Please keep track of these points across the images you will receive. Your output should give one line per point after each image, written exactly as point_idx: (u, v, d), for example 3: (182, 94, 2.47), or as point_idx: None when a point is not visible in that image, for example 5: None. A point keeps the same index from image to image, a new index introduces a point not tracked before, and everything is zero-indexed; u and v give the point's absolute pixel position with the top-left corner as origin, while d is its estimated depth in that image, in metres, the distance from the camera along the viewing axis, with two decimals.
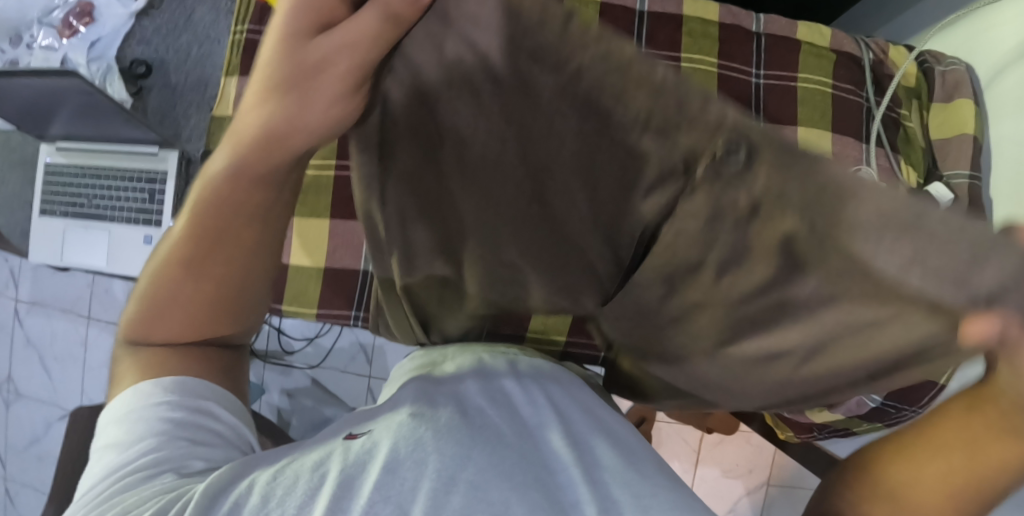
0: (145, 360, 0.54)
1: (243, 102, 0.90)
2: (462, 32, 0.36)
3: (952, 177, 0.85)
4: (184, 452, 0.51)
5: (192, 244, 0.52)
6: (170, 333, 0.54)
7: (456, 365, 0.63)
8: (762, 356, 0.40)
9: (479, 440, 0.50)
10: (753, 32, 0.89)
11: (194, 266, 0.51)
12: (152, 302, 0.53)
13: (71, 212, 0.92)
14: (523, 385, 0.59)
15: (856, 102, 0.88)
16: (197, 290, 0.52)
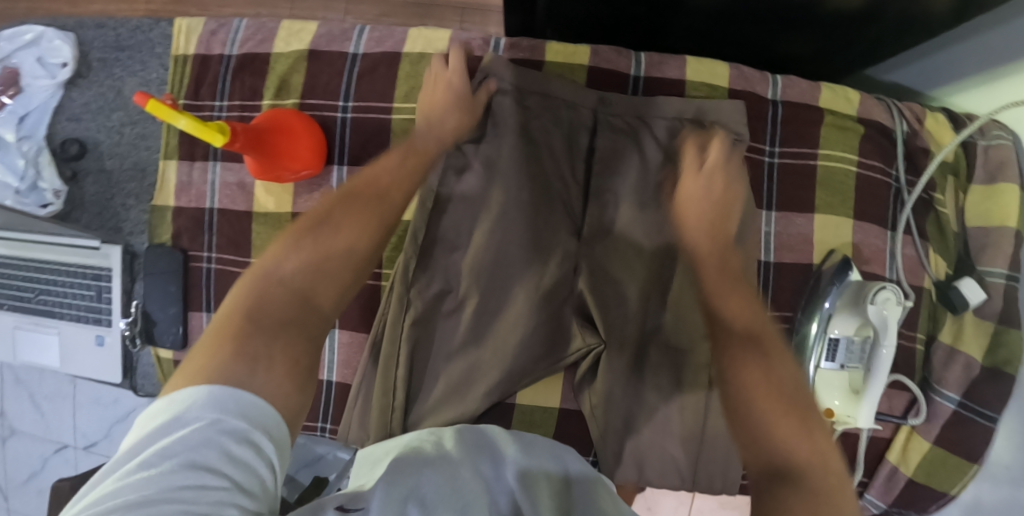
0: (223, 326, 0.50)
1: (184, 191, 0.80)
2: (519, 93, 0.75)
3: (986, 274, 0.75)
4: (220, 494, 0.38)
5: (337, 233, 0.59)
6: (298, 273, 0.55)
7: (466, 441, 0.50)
8: (638, 258, 0.76)
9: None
10: (769, 99, 0.76)
11: (251, 329, 0.49)
12: (305, 234, 0.57)
13: (19, 307, 0.86)
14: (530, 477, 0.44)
15: (884, 182, 0.76)
16: (325, 255, 0.57)
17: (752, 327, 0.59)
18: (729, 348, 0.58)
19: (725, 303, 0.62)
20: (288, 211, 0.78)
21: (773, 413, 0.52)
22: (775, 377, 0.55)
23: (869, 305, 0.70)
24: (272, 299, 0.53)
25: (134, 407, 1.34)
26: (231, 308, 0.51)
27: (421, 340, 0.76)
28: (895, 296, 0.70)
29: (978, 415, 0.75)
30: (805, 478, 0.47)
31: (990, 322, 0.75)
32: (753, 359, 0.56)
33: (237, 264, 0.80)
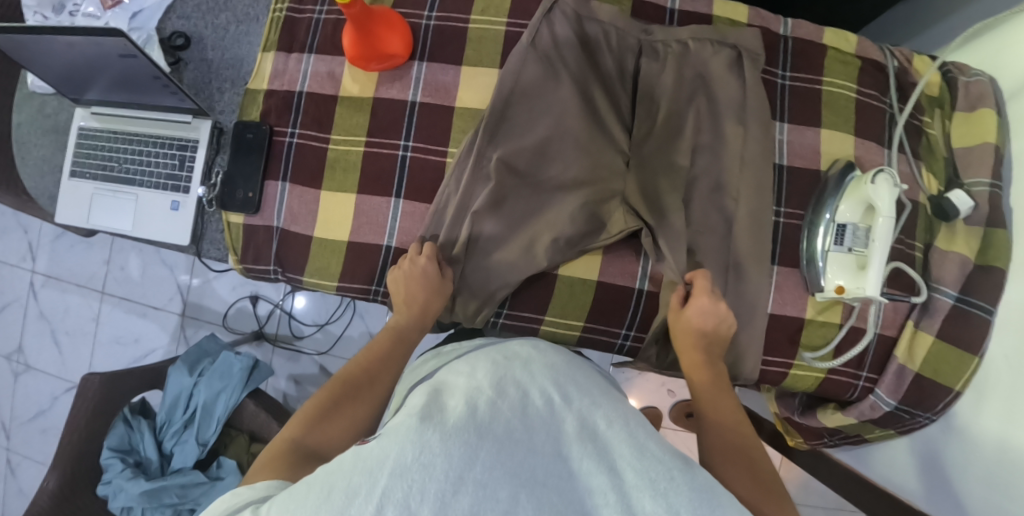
0: (266, 462, 0.59)
1: (278, 77, 0.92)
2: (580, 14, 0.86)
3: (972, 185, 0.86)
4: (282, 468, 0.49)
5: (362, 390, 0.70)
6: (324, 435, 0.64)
7: (481, 358, 0.66)
8: (671, 159, 0.85)
9: (485, 427, 0.51)
10: (781, 34, 0.90)
11: (324, 418, 0.65)
12: (331, 401, 0.67)
13: (101, 176, 0.93)
14: (533, 374, 0.61)
15: (880, 108, 0.89)
16: (350, 405, 0.68)
17: (706, 312, 0.77)
18: (687, 335, 0.78)
19: (678, 324, 0.79)
20: (369, 97, 0.90)
21: (721, 402, 0.73)
22: (711, 345, 0.78)
23: (869, 186, 0.80)
24: (331, 409, 0.67)
25: (155, 347, 1.36)
26: (319, 400, 0.67)
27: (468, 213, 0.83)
28: (891, 178, 0.79)
29: (974, 308, 0.83)
30: (736, 452, 0.67)
31: (980, 227, 0.85)
32: (694, 338, 0.77)
33: (317, 140, 0.90)
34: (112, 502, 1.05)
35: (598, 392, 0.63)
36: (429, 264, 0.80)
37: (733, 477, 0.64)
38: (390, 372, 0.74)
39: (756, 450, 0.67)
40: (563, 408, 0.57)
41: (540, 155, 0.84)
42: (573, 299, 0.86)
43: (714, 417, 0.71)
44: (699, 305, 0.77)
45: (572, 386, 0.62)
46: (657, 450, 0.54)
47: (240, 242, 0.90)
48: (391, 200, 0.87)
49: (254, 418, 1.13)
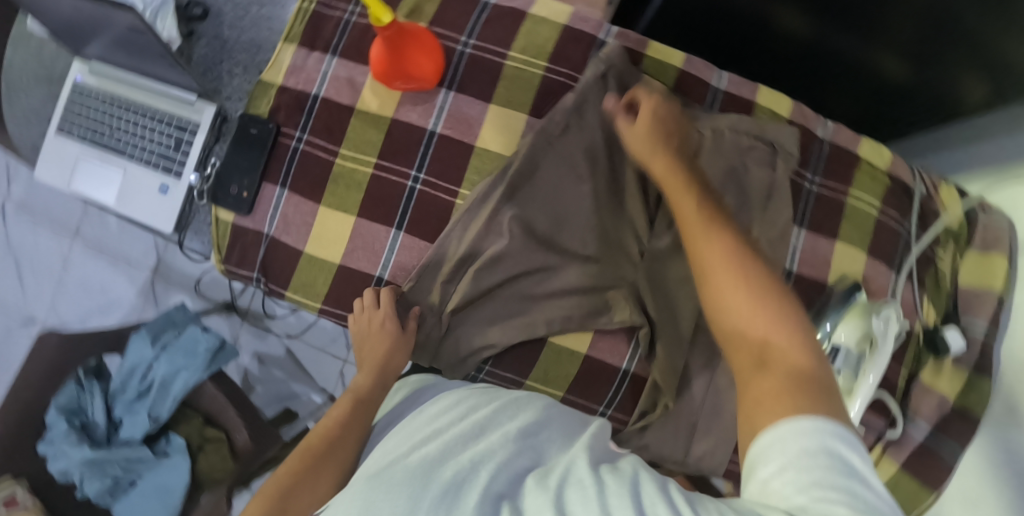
0: None
1: (295, 73, 0.86)
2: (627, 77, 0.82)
3: (968, 325, 0.87)
4: None
5: (326, 454, 0.65)
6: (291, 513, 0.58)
7: (444, 409, 0.67)
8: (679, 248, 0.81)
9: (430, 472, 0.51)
10: (818, 136, 0.88)
11: (286, 499, 0.60)
12: (294, 476, 0.62)
13: (89, 140, 0.88)
14: (491, 420, 0.63)
15: (898, 231, 0.88)
16: (314, 472, 0.63)
17: (699, 213, 0.63)
18: (686, 204, 0.65)
19: (679, 218, 0.65)
20: (387, 116, 0.85)
21: (741, 311, 0.56)
22: (669, 139, 0.73)
23: (873, 318, 0.80)
24: (295, 484, 0.62)
25: (121, 298, 1.32)
26: (279, 479, 0.62)
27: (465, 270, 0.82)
28: (895, 315, 0.80)
29: (943, 447, 0.85)
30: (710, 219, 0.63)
31: (966, 370, 0.86)
32: (648, 130, 0.73)
33: (323, 149, 0.85)
34: (52, 464, 1.03)
35: (563, 434, 0.63)
36: (388, 319, 0.78)
37: (763, 417, 0.48)
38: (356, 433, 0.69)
39: (776, 391, 0.49)
40: (524, 453, 0.57)
41: (553, 225, 0.82)
42: (558, 370, 0.84)
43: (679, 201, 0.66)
44: (646, 110, 0.74)
45: (530, 426, 0.62)
46: (633, 475, 0.48)
47: (226, 240, 0.86)
48: (391, 230, 0.84)
49: (212, 401, 1.11)
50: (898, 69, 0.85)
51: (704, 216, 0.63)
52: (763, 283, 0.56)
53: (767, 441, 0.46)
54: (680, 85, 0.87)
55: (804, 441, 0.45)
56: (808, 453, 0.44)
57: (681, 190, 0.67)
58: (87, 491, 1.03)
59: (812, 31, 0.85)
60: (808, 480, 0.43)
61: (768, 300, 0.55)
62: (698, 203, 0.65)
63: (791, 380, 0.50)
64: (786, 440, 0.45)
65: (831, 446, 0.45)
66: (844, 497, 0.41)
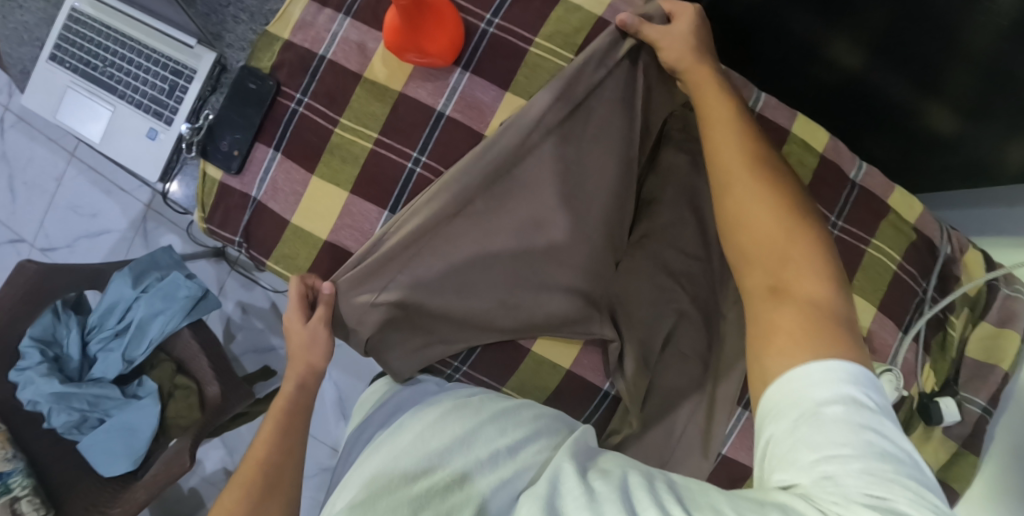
0: None
1: (303, 29, 0.80)
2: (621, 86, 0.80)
3: (966, 400, 0.83)
4: None
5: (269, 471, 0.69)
6: None
7: (436, 412, 0.69)
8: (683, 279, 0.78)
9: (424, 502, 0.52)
10: (850, 179, 0.82)
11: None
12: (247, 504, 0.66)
13: (81, 71, 0.83)
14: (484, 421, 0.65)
15: (913, 289, 0.84)
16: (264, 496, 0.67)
17: (744, 150, 0.62)
18: (721, 128, 0.64)
19: (715, 154, 0.64)
20: (395, 89, 0.80)
21: (789, 253, 0.56)
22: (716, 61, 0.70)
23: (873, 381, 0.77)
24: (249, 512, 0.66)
25: (112, 227, 1.28)
26: (231, 510, 0.66)
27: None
28: (894, 380, 0.76)
29: None
30: (747, 154, 0.62)
31: (955, 443, 0.83)
32: (711, 80, 0.68)
33: (323, 116, 0.80)
34: (20, 393, 1.02)
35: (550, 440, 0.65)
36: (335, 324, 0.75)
37: (779, 361, 0.51)
38: (292, 447, 0.72)
39: (797, 325, 0.51)
40: (511, 471, 0.58)
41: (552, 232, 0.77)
42: (535, 381, 0.81)
43: (709, 128, 0.65)
44: (682, 29, 0.70)
45: (518, 440, 0.63)
46: (623, 481, 0.49)
47: (211, 199, 0.81)
48: (383, 212, 0.79)
49: (186, 348, 1.09)
50: (944, 124, 0.82)
51: (745, 160, 0.62)
52: (780, 191, 0.59)
53: (782, 392, 0.49)
54: None
55: (822, 392, 0.47)
56: (825, 401, 0.47)
57: (711, 115, 0.66)
58: (55, 422, 1.03)
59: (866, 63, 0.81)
60: (827, 440, 0.45)
61: (813, 237, 0.57)
62: (737, 129, 0.64)
63: (811, 313, 0.52)
64: (803, 392, 0.48)
65: (847, 396, 0.47)
66: (855, 447, 0.45)
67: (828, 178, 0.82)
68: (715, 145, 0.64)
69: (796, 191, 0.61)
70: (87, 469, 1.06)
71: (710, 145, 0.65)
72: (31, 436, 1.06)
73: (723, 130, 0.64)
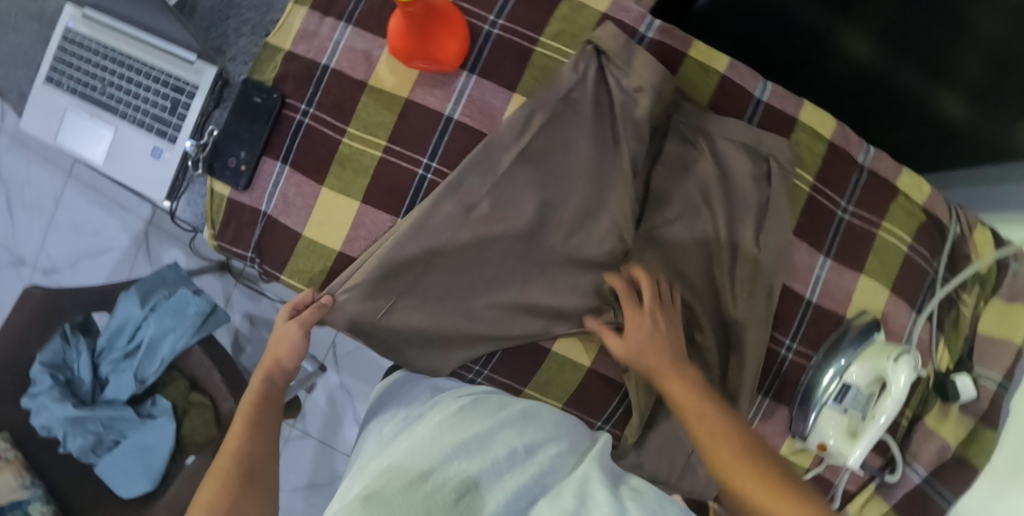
0: None
1: (306, 39, 0.79)
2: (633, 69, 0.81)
3: (981, 376, 0.84)
4: None
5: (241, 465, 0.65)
6: None
7: (454, 407, 0.70)
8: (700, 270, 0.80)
9: (434, 501, 0.52)
10: (859, 163, 0.83)
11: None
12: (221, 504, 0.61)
13: (79, 92, 0.81)
14: (502, 422, 0.66)
15: (925, 271, 0.84)
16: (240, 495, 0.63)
17: (728, 455, 0.63)
18: (688, 393, 0.68)
19: (696, 433, 0.66)
20: (402, 97, 0.79)
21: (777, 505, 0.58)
22: (679, 360, 0.71)
23: (889, 363, 0.77)
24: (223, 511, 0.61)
25: (114, 245, 1.27)
26: (206, 508, 0.61)
27: (464, 271, 0.77)
28: (913, 361, 0.76)
29: (937, 494, 0.84)
30: (729, 432, 0.64)
31: (972, 419, 0.84)
32: (662, 362, 0.70)
33: (331, 126, 0.79)
34: (34, 418, 1.01)
35: (564, 447, 0.66)
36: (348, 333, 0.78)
37: None
38: (263, 447, 0.67)
39: None
40: (525, 479, 0.58)
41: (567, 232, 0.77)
42: (556, 381, 0.81)
43: (681, 400, 0.68)
44: (638, 327, 0.72)
45: (534, 446, 0.64)
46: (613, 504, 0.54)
47: (220, 215, 0.80)
48: (397, 221, 0.79)
49: (197, 364, 1.08)
50: (954, 110, 0.82)
51: (744, 458, 0.62)
52: (764, 463, 0.62)
53: None
54: (712, 102, 0.81)
55: None
56: None
57: (680, 405, 0.68)
58: (70, 448, 1.01)
59: (876, 56, 0.81)
60: None
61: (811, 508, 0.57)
62: (735, 441, 0.64)
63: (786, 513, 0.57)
64: None
65: None
66: None
67: (837, 165, 0.82)
68: (700, 427, 0.66)
69: (797, 479, 0.61)
70: (104, 491, 1.05)
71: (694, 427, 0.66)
72: (46, 460, 1.05)
73: (691, 399, 0.67)
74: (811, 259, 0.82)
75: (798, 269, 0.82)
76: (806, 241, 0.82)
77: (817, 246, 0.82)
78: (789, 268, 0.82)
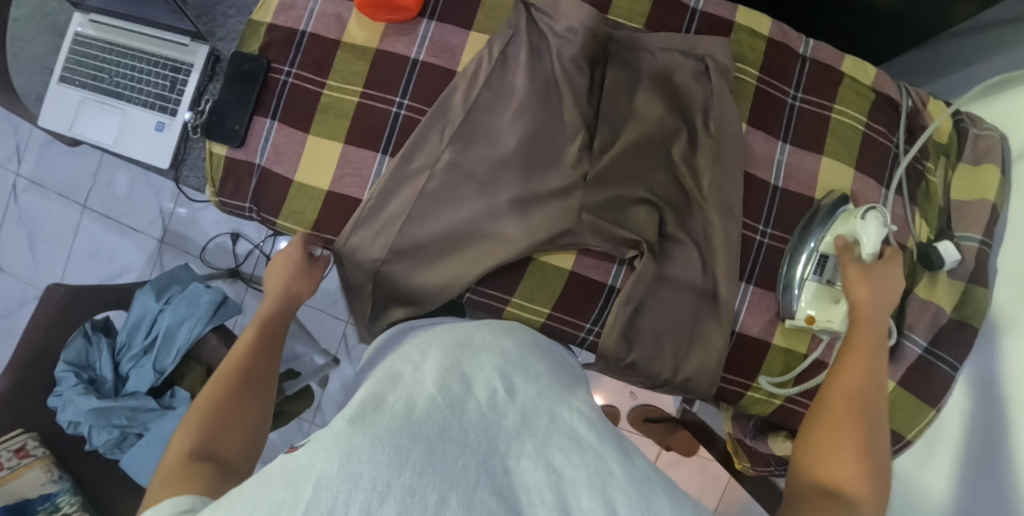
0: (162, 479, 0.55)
1: (284, 12, 0.90)
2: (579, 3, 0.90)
3: (962, 239, 0.85)
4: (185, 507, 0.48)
5: (245, 375, 0.69)
6: (219, 438, 0.62)
7: (434, 347, 0.64)
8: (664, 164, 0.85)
9: (418, 428, 0.47)
10: (799, 54, 0.88)
11: (211, 420, 0.63)
12: (219, 400, 0.66)
13: (90, 85, 0.92)
14: (487, 366, 0.60)
15: (886, 145, 0.88)
16: (241, 398, 0.67)
17: (854, 397, 0.67)
18: (855, 365, 0.70)
19: (829, 388, 0.70)
20: (372, 48, 0.88)
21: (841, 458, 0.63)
22: (886, 308, 0.74)
23: (858, 221, 0.76)
24: (222, 409, 0.65)
25: (129, 266, 1.36)
26: (204, 405, 0.65)
27: (445, 190, 0.84)
28: (882, 217, 0.75)
29: (940, 361, 0.83)
30: (862, 398, 0.68)
31: (961, 282, 0.84)
32: (870, 295, 0.74)
33: (311, 81, 0.88)
34: (61, 415, 1.05)
35: (545, 388, 0.61)
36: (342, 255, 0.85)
37: None
38: (265, 360, 0.73)
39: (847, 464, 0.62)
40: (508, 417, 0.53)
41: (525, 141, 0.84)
42: (541, 284, 0.86)
43: (847, 363, 0.70)
44: (888, 269, 0.75)
45: (518, 387, 0.59)
46: (572, 439, 0.53)
47: (220, 173, 0.88)
48: (377, 156, 0.86)
49: (213, 353, 1.13)
50: None
51: (856, 413, 0.66)
52: (869, 417, 0.66)
53: None
54: (651, 21, 0.89)
55: None
56: None
57: (847, 356, 0.71)
58: (96, 442, 1.06)
59: None
60: None
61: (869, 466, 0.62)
62: (863, 398, 0.67)
63: (856, 457, 0.63)
64: None
65: None
66: None
67: (782, 57, 0.88)
68: (854, 380, 0.69)
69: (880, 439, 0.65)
70: (133, 484, 1.09)
71: (837, 377, 0.70)
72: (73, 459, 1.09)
73: (858, 364, 0.70)
74: (769, 146, 0.87)
75: (759, 157, 0.87)
76: (762, 129, 0.87)
77: (773, 132, 0.87)
78: (750, 156, 0.87)
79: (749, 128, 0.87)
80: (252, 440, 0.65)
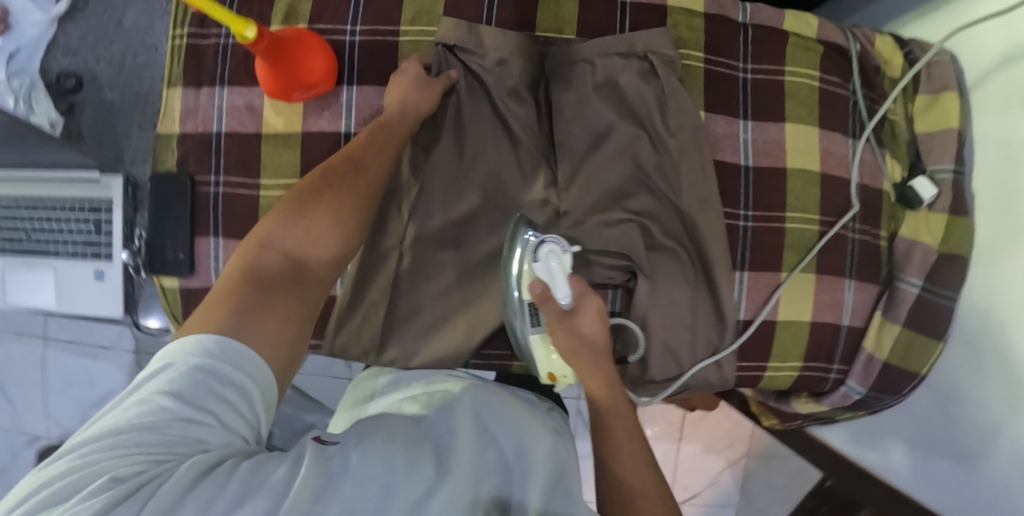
0: (221, 289, 0.58)
1: (190, 116, 0.82)
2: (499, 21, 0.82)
3: (936, 172, 0.85)
4: (175, 422, 0.48)
5: (346, 178, 0.69)
6: (298, 241, 0.64)
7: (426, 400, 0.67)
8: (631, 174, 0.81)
9: (415, 455, 0.51)
10: (740, 23, 0.84)
11: (300, 215, 0.65)
12: (305, 198, 0.66)
13: (11, 249, 0.84)
14: (483, 400, 0.63)
15: (843, 95, 0.86)
16: (336, 191, 0.67)
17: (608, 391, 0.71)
18: (585, 367, 0.73)
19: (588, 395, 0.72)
20: (298, 132, 0.81)
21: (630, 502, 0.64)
22: (598, 354, 0.73)
23: (532, 264, 0.75)
24: (308, 203, 0.66)
25: (112, 388, 1.29)
26: (294, 196, 0.67)
27: (420, 264, 0.81)
28: (557, 247, 0.75)
29: (939, 297, 0.84)
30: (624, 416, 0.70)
31: (942, 215, 0.84)
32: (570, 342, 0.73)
33: (243, 185, 0.81)
34: None
35: (531, 418, 0.63)
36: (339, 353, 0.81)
37: None
38: (373, 151, 0.72)
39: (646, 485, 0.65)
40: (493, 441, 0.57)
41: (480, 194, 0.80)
42: None
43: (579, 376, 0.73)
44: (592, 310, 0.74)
45: (513, 415, 0.62)
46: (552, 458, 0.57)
47: (180, 307, 0.83)
48: None
49: None
50: None
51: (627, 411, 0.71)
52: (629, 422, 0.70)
53: None
54: (582, 26, 0.83)
55: None
56: None
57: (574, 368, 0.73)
58: None
59: None
60: None
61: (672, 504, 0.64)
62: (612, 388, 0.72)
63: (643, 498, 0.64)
64: None
65: None
66: None
67: (723, 30, 0.84)
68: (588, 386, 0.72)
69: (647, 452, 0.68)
70: None
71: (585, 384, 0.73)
72: None
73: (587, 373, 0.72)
74: (731, 127, 0.84)
75: (723, 140, 0.84)
76: (720, 113, 0.84)
77: (732, 111, 0.84)
78: (714, 142, 0.84)
79: (707, 115, 0.83)
80: (332, 269, 0.66)
